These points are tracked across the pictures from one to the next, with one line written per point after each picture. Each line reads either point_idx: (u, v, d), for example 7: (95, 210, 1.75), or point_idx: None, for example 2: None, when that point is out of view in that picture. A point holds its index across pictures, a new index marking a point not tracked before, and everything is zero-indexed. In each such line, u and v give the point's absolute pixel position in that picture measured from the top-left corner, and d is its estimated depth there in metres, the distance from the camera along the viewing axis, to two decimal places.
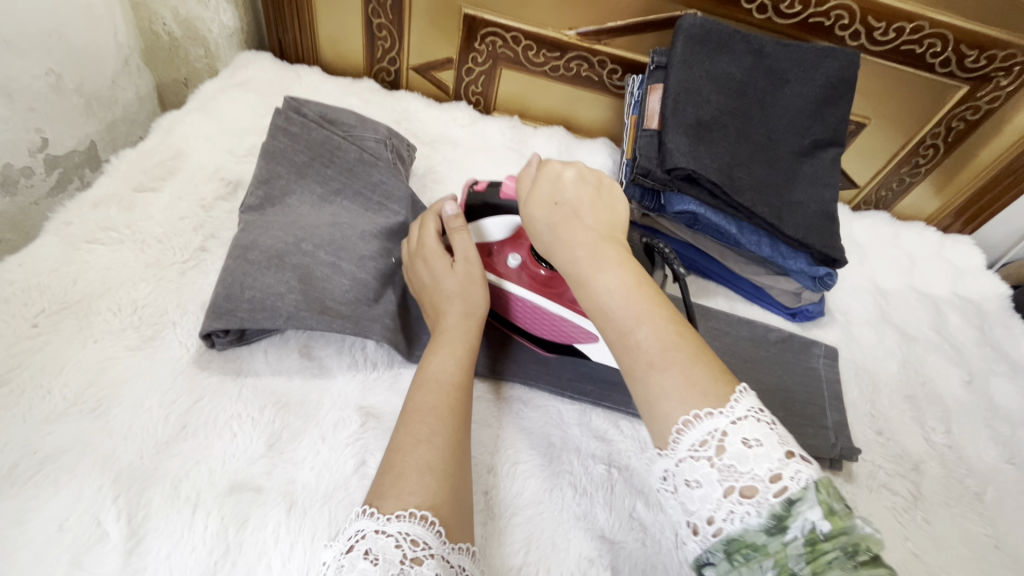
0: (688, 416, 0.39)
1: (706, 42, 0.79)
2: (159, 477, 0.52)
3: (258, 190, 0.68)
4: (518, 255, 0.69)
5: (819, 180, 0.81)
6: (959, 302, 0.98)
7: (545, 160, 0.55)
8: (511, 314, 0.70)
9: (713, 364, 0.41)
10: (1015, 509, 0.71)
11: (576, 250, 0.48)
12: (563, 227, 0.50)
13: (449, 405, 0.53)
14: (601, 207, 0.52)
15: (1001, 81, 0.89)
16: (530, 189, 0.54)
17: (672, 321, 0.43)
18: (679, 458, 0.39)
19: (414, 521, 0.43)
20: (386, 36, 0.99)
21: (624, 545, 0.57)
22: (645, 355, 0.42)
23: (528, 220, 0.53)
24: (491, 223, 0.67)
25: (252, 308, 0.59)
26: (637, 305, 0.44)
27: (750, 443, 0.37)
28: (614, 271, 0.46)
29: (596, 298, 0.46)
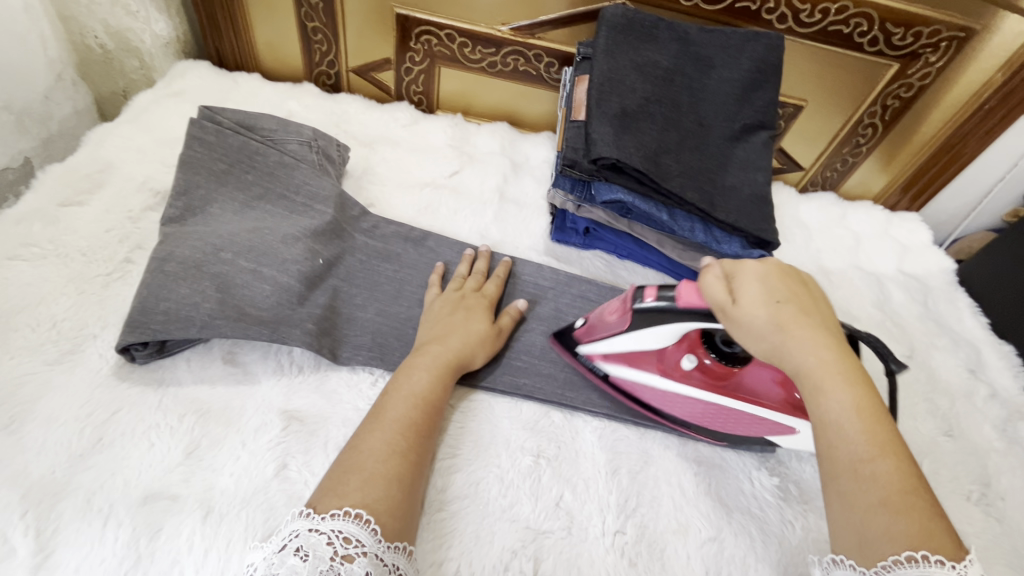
0: (913, 552, 0.38)
1: (629, 31, 0.80)
2: (72, 490, 0.52)
3: (177, 201, 0.69)
4: (692, 356, 0.63)
5: (750, 164, 0.82)
6: (903, 279, 0.99)
7: (744, 261, 0.54)
8: (684, 413, 0.66)
9: (948, 524, 0.40)
10: (950, 480, 0.72)
11: (809, 359, 0.47)
12: (791, 330, 0.48)
13: (412, 415, 0.56)
14: (819, 314, 0.52)
15: (930, 57, 0.90)
16: (738, 288, 0.52)
17: (912, 463, 0.43)
18: None
19: (347, 520, 0.45)
20: (322, 40, 0.99)
21: (549, 535, 0.57)
22: (878, 491, 0.42)
23: (738, 318, 0.50)
24: (661, 333, 0.58)
25: (165, 319, 0.60)
26: (876, 434, 0.44)
27: None
28: (847, 392, 0.46)
29: (829, 413, 0.45)
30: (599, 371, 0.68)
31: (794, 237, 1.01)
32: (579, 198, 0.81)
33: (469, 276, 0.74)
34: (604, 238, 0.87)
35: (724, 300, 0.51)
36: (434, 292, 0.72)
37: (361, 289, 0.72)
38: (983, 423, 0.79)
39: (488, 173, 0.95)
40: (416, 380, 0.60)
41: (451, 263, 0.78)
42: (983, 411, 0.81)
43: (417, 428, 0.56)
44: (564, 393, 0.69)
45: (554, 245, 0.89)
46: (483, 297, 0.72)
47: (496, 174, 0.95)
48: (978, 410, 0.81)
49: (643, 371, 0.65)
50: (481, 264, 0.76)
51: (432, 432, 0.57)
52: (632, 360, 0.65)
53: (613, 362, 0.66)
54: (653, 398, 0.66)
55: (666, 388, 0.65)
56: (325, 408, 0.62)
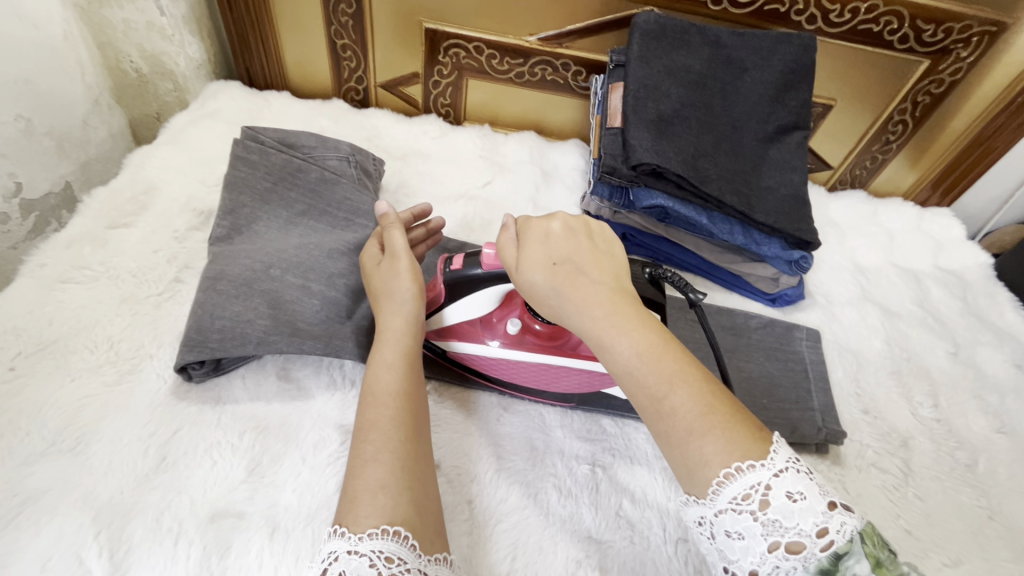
0: (730, 468, 0.40)
1: (662, 37, 0.80)
2: (140, 511, 0.52)
3: (224, 221, 0.69)
4: (515, 320, 0.64)
5: (786, 164, 0.82)
6: (940, 275, 0.98)
7: (524, 222, 0.54)
8: (519, 378, 0.66)
9: (751, 422, 0.42)
10: (1008, 478, 0.71)
11: (592, 311, 0.47)
12: (570, 288, 0.48)
13: (399, 414, 0.52)
14: (601, 259, 0.51)
15: (961, 52, 0.90)
16: (520, 255, 0.52)
17: (703, 380, 0.44)
18: (720, 509, 0.40)
19: (386, 538, 0.43)
20: (351, 56, 1.00)
21: (612, 545, 0.57)
22: (682, 421, 0.42)
23: (527, 284, 0.51)
24: (475, 298, 0.61)
25: (222, 337, 0.60)
26: (666, 367, 0.44)
27: (794, 497, 0.39)
28: (631, 335, 0.46)
29: (620, 363, 0.45)
30: (436, 349, 0.67)
31: (827, 236, 1.00)
32: (616, 205, 0.82)
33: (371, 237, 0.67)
34: (641, 244, 0.87)
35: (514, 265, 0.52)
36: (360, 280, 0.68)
37: None
38: None
39: (520, 183, 0.96)
40: (385, 379, 0.55)
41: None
42: None
43: (411, 427, 0.52)
44: None
45: None
46: (371, 249, 0.65)
47: (528, 183, 0.96)
48: None
49: (474, 343, 0.65)
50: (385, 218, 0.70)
51: (419, 429, 0.53)
52: (461, 334, 0.65)
53: (444, 338, 0.65)
54: (490, 368, 0.66)
55: (500, 358, 0.64)
56: None
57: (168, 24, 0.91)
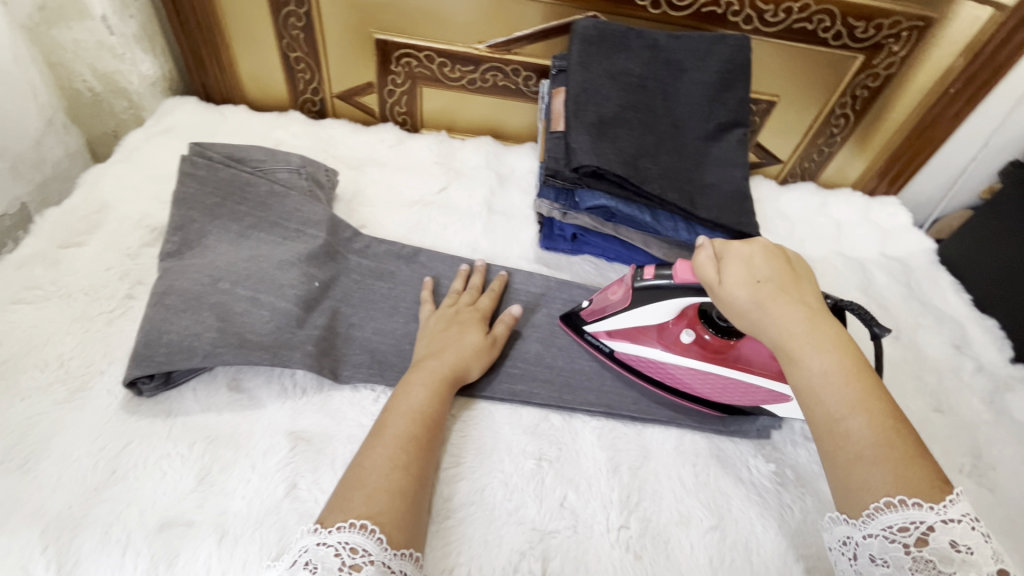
0: (891, 498, 0.42)
1: (601, 42, 0.83)
2: (89, 524, 0.53)
3: (174, 236, 0.71)
4: (690, 330, 0.69)
5: (727, 160, 0.84)
6: (886, 262, 1.01)
7: (725, 243, 0.57)
8: (677, 385, 0.70)
9: (928, 467, 0.43)
10: (941, 455, 0.74)
11: (790, 330, 0.50)
12: (772, 306, 0.52)
13: (415, 431, 0.59)
14: (803, 287, 0.54)
15: (893, 47, 0.93)
16: (719, 271, 0.55)
17: (888, 413, 0.45)
18: (869, 533, 0.43)
19: (353, 531, 0.47)
20: (305, 68, 1.02)
21: (556, 535, 0.59)
22: (853, 446, 0.45)
23: (724, 298, 0.54)
24: (657, 306, 0.65)
25: (169, 351, 0.62)
26: (852, 392, 0.46)
27: (958, 547, 0.40)
28: (826, 356, 0.48)
29: (807, 378, 0.48)
30: (605, 348, 0.73)
31: (777, 228, 1.03)
32: (563, 206, 0.84)
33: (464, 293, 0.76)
34: (590, 243, 0.89)
35: (712, 281, 0.55)
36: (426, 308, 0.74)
37: (359, 309, 0.74)
38: (972, 397, 0.82)
39: (475, 187, 0.98)
40: (417, 398, 0.62)
41: (443, 279, 0.80)
42: (971, 384, 0.83)
43: (423, 447, 0.58)
44: (562, 396, 0.71)
45: (544, 253, 0.91)
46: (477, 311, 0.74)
47: (483, 187, 0.98)
48: (965, 384, 0.83)
49: (645, 346, 0.70)
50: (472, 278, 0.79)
51: (430, 445, 0.59)
52: (633, 335, 0.71)
53: (617, 339, 0.72)
54: (652, 370, 0.71)
55: (666, 361, 0.70)
56: (330, 426, 0.64)
57: (117, 43, 0.93)
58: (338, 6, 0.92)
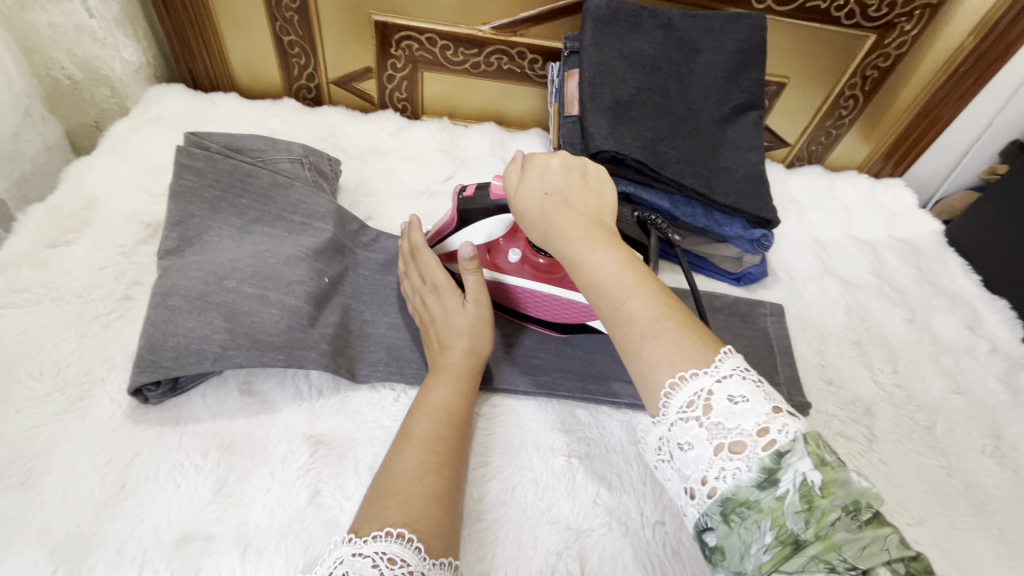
0: (676, 377, 0.39)
1: (614, 22, 0.80)
2: (101, 542, 0.50)
3: (173, 233, 0.67)
4: (517, 250, 0.71)
5: (743, 144, 0.83)
6: (895, 244, 1.01)
7: (528, 154, 0.55)
8: (514, 305, 0.73)
9: (702, 334, 0.41)
10: (963, 437, 0.74)
11: (569, 230, 0.47)
12: (557, 208, 0.49)
13: (444, 431, 0.56)
14: (593, 191, 0.52)
15: (904, 26, 0.92)
16: (519, 183, 0.53)
17: (661, 291, 0.43)
18: (671, 423, 0.40)
19: (390, 540, 0.44)
20: (300, 53, 0.97)
21: (591, 533, 0.57)
22: (638, 327, 0.42)
23: (520, 211, 0.52)
24: (485, 224, 0.68)
25: (176, 355, 0.58)
26: (629, 277, 0.43)
27: (737, 400, 0.38)
28: (606, 248, 0.45)
29: (588, 274, 0.45)
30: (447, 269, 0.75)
31: (787, 213, 1.02)
32: None
33: (410, 269, 0.70)
34: None
35: (513, 193, 0.53)
36: (404, 288, 0.70)
37: (371, 305, 0.71)
38: (988, 377, 0.82)
39: (482, 175, 0.95)
40: (439, 397, 0.59)
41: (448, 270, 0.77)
42: (986, 364, 0.84)
43: (455, 449, 0.55)
44: (587, 388, 0.69)
45: None
46: (444, 286, 0.67)
47: (489, 175, 0.95)
48: (982, 364, 0.84)
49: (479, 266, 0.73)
50: (404, 243, 0.73)
51: (462, 448, 0.57)
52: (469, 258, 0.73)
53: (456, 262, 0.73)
54: (491, 291, 0.73)
55: (497, 282, 0.72)
56: (350, 429, 0.61)
57: (99, 27, 0.86)
58: None
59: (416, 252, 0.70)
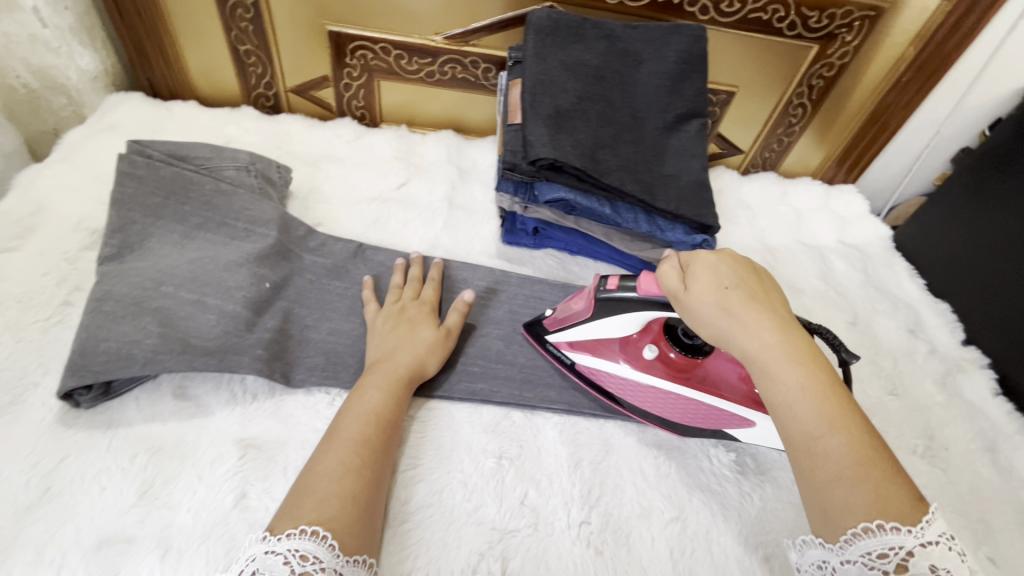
0: (870, 523, 0.41)
1: (557, 32, 0.82)
2: (22, 544, 0.51)
3: (112, 239, 0.68)
4: (654, 346, 0.67)
5: (686, 151, 0.84)
6: (844, 249, 1.03)
7: (695, 252, 0.57)
8: (640, 402, 0.68)
9: (905, 487, 0.42)
10: (895, 437, 0.76)
11: (760, 341, 0.49)
12: (739, 314, 0.51)
13: (371, 433, 0.57)
14: (772, 298, 0.54)
15: (846, 37, 0.94)
16: (687, 277, 0.55)
17: (863, 429, 0.45)
18: (846, 559, 0.42)
19: (304, 538, 0.45)
20: (257, 62, 0.98)
21: (516, 534, 0.58)
22: (832, 465, 0.43)
23: (691, 307, 0.53)
24: (623, 319, 0.64)
25: (107, 360, 0.59)
26: (827, 409, 0.45)
27: (937, 570, 0.39)
28: (795, 370, 0.47)
29: (781, 394, 0.47)
30: (567, 360, 0.71)
31: (738, 218, 1.04)
32: (522, 200, 0.82)
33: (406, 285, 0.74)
34: (553, 237, 0.89)
35: (675, 288, 0.55)
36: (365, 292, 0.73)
37: (313, 310, 0.72)
38: (925, 379, 0.84)
39: (436, 182, 0.96)
40: (371, 400, 0.60)
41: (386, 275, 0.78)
42: (924, 367, 0.85)
43: (380, 451, 0.56)
44: (523, 393, 0.70)
45: (506, 247, 0.90)
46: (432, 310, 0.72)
47: (444, 182, 0.96)
48: (919, 366, 0.86)
49: (607, 360, 0.69)
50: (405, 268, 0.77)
51: (387, 450, 0.58)
52: (594, 348, 0.69)
53: (579, 351, 0.70)
54: (618, 387, 0.69)
55: (629, 377, 0.68)
56: (282, 432, 0.62)
57: (52, 37, 0.88)
58: None
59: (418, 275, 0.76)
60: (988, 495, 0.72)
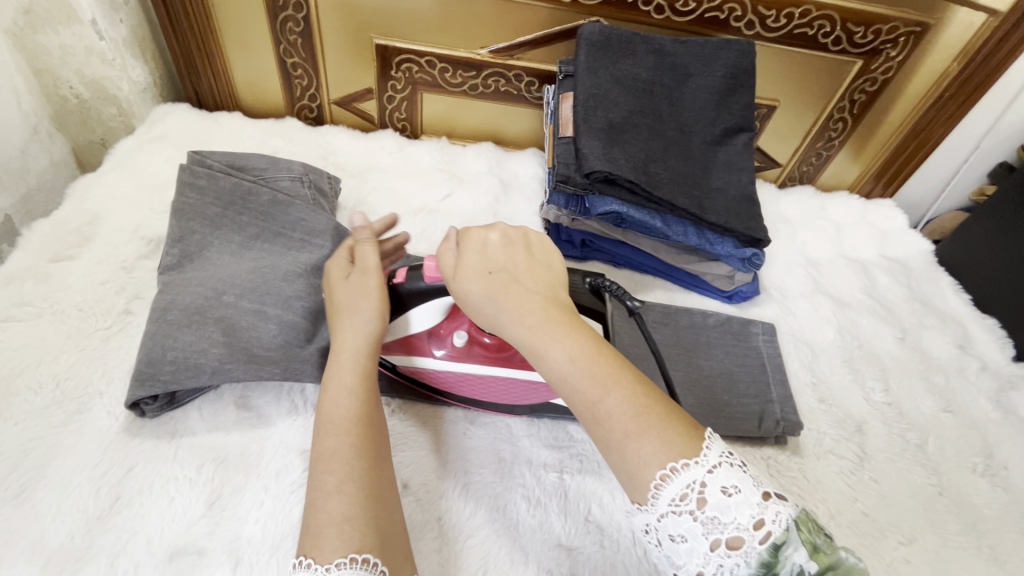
0: (666, 470, 0.41)
1: (607, 47, 0.82)
2: (93, 556, 0.51)
3: (174, 249, 0.68)
4: (462, 331, 0.63)
5: (734, 165, 0.85)
6: (886, 264, 1.02)
7: (464, 230, 0.54)
8: (464, 389, 0.66)
9: (683, 419, 0.44)
10: (954, 455, 0.75)
11: (526, 320, 0.47)
12: (504, 298, 0.49)
13: (358, 442, 0.51)
14: (539, 268, 0.52)
15: (890, 52, 0.95)
16: (456, 263, 0.52)
17: (634, 378, 0.45)
18: (661, 514, 0.41)
19: (355, 567, 0.43)
20: (302, 74, 1.00)
21: (582, 550, 0.58)
22: (619, 424, 0.43)
23: (462, 293, 0.51)
24: (422, 309, 0.60)
25: (174, 369, 0.59)
26: (597, 371, 0.45)
27: (729, 491, 0.40)
28: (565, 339, 0.46)
29: (555, 370, 0.46)
30: (387, 363, 0.66)
31: (779, 231, 1.04)
32: (573, 212, 0.82)
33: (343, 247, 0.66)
34: (600, 249, 0.89)
35: (451, 274, 0.52)
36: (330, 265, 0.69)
37: None
38: (978, 396, 0.83)
39: (479, 194, 0.96)
40: (342, 406, 0.53)
41: None
42: (977, 383, 0.84)
43: (372, 455, 0.51)
44: None
45: None
46: (339, 259, 0.63)
47: (486, 194, 0.97)
48: (972, 383, 0.84)
49: (422, 357, 0.65)
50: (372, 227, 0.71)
51: (381, 455, 0.52)
52: (408, 346, 0.65)
53: (393, 351, 0.65)
54: (436, 379, 0.66)
55: (448, 370, 0.64)
56: None
57: (107, 49, 0.89)
58: (339, 10, 0.91)
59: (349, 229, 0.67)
60: None
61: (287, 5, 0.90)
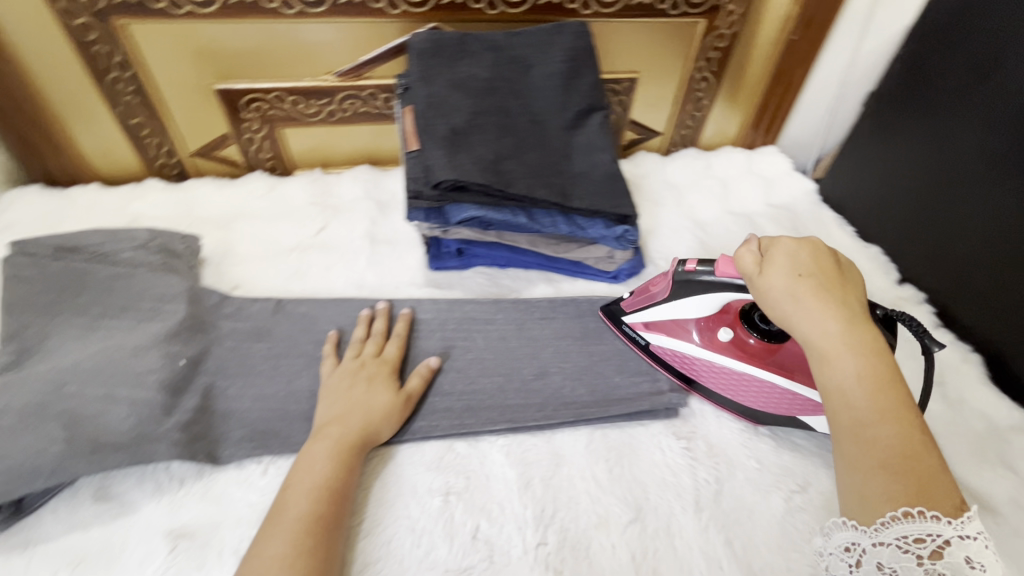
0: (910, 509, 0.44)
1: (438, 53, 0.82)
2: None
3: (7, 347, 0.64)
4: (728, 329, 0.70)
5: (593, 146, 0.84)
6: (772, 212, 1.03)
7: (771, 239, 0.60)
8: (706, 381, 0.72)
9: (948, 484, 0.46)
10: None
11: (826, 328, 0.52)
12: (808, 302, 0.54)
13: (317, 508, 0.55)
14: (849, 287, 0.56)
15: (729, 7, 0.95)
16: (762, 261, 0.58)
17: (915, 424, 0.48)
18: (880, 541, 0.45)
19: None
20: (151, 133, 0.96)
21: (471, 571, 0.57)
22: (880, 454, 0.47)
23: (761, 286, 0.57)
24: (702, 300, 0.67)
25: (10, 479, 0.56)
26: (880, 401, 0.49)
27: (972, 562, 0.42)
28: (858, 361, 0.50)
29: (836, 381, 0.51)
30: (641, 340, 0.75)
31: (665, 199, 1.04)
32: (435, 225, 0.80)
33: (367, 338, 0.73)
34: (479, 254, 0.87)
35: (750, 271, 0.59)
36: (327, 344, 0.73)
37: (236, 379, 0.70)
38: None
39: (355, 221, 0.94)
40: (317, 472, 0.58)
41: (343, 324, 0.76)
42: None
43: (329, 521, 0.54)
44: (463, 421, 0.68)
45: (434, 274, 0.88)
46: (373, 350, 0.71)
47: (363, 219, 0.95)
48: None
49: (680, 340, 0.72)
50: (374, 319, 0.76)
51: (342, 521, 0.56)
52: (671, 329, 0.73)
53: (652, 331, 0.74)
54: (687, 365, 0.72)
55: (700, 356, 0.71)
56: (215, 513, 0.60)
57: None
58: (168, 62, 0.88)
59: (373, 322, 0.75)
60: (942, 434, 0.72)
61: (111, 67, 0.87)
